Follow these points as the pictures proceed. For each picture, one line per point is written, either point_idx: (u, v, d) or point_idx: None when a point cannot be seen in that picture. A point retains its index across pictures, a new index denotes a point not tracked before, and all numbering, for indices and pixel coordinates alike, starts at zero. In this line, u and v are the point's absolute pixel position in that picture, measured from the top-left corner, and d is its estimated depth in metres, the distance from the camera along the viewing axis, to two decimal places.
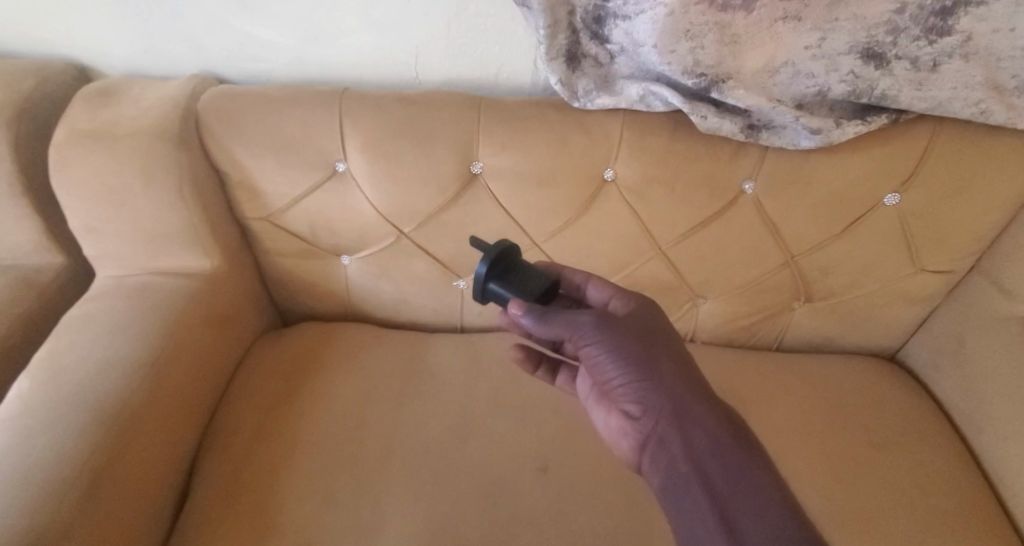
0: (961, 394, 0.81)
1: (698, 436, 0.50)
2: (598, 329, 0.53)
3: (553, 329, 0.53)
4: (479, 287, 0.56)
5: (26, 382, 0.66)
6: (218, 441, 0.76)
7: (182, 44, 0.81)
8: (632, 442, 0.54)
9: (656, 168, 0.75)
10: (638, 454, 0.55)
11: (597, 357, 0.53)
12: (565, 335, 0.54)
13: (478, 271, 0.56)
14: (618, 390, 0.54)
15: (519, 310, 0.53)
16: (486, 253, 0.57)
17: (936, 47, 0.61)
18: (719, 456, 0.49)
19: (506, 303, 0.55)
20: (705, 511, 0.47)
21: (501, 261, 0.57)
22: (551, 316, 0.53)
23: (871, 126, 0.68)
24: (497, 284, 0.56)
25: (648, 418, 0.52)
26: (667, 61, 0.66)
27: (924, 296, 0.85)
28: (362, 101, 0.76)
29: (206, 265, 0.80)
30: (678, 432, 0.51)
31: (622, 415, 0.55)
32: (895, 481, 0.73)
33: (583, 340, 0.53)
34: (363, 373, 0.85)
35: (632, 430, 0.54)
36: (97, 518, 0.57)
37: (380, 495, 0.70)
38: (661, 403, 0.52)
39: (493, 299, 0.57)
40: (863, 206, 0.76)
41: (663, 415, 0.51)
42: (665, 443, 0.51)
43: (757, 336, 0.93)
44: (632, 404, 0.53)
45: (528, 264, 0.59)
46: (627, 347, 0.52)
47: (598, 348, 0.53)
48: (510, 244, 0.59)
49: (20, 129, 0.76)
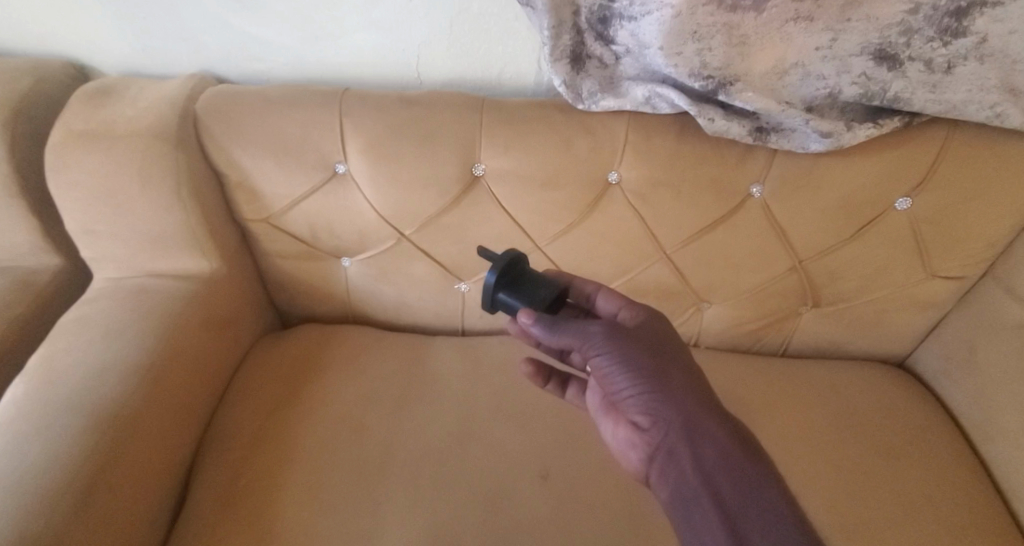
0: (972, 402, 0.80)
1: (708, 450, 0.49)
2: (609, 338, 0.52)
3: (562, 339, 0.52)
4: (488, 297, 0.55)
5: (22, 385, 0.65)
6: (216, 446, 0.74)
7: (181, 43, 0.80)
8: (641, 454, 0.53)
9: (662, 171, 0.74)
10: (647, 466, 0.53)
11: (607, 368, 0.52)
12: (574, 345, 0.52)
13: (487, 280, 0.54)
14: (627, 402, 0.52)
15: (529, 319, 0.52)
16: (494, 263, 0.55)
17: (951, 48, 0.60)
18: (729, 470, 0.48)
19: (515, 312, 0.54)
20: (715, 525, 0.45)
21: (510, 271, 0.56)
22: (561, 325, 0.52)
23: (882, 129, 0.67)
24: (506, 294, 0.55)
25: (657, 430, 0.51)
26: (674, 63, 0.64)
27: (934, 302, 0.84)
28: (362, 102, 0.75)
29: (204, 267, 0.79)
30: (688, 445, 0.49)
31: (630, 427, 0.54)
32: (906, 492, 0.72)
33: (592, 350, 0.52)
34: (363, 377, 0.84)
35: (640, 442, 0.53)
36: (93, 524, 0.56)
37: (380, 502, 0.69)
38: (672, 415, 0.50)
39: (502, 308, 0.56)
40: (873, 210, 0.75)
41: (673, 427, 0.50)
42: (675, 456, 0.50)
43: (763, 341, 0.92)
44: (642, 416, 0.52)
45: (537, 274, 0.58)
46: (638, 358, 0.51)
47: (608, 359, 0.51)
48: (519, 253, 0.58)
49: (16, 129, 0.75)
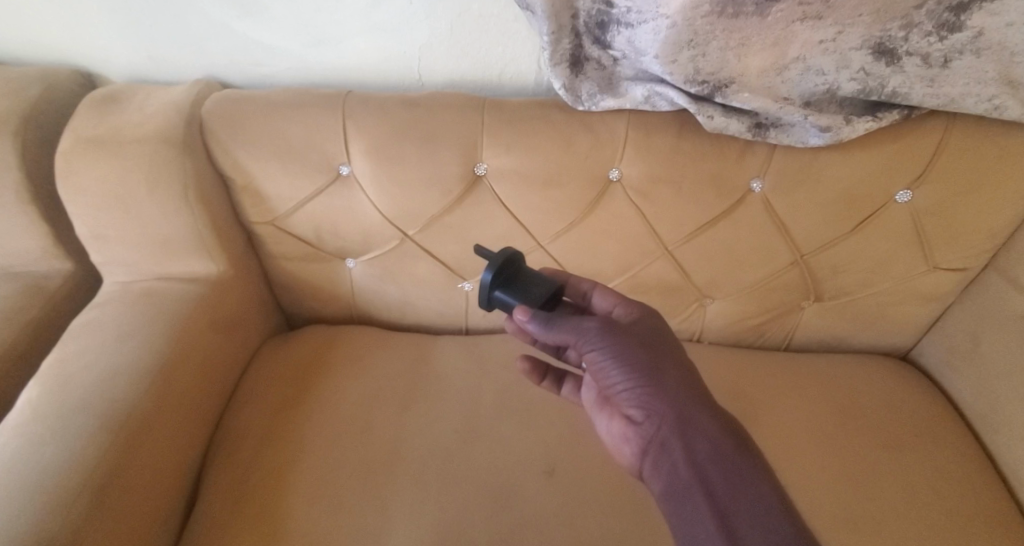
0: (977, 394, 0.80)
1: (700, 442, 0.50)
2: (604, 334, 0.53)
3: (558, 334, 0.53)
4: (485, 295, 0.55)
5: (34, 390, 0.66)
6: (225, 446, 0.75)
7: (186, 49, 0.82)
8: (634, 448, 0.54)
9: (662, 168, 0.75)
10: (640, 460, 0.54)
11: (602, 362, 0.52)
12: (570, 340, 0.53)
13: (484, 279, 0.54)
14: (622, 396, 0.53)
15: (525, 315, 0.52)
16: (491, 261, 0.56)
17: (948, 42, 0.60)
18: (720, 462, 0.49)
19: (512, 309, 0.55)
20: (706, 516, 0.46)
21: (505, 269, 0.56)
22: (556, 322, 0.53)
23: (881, 122, 0.67)
24: (503, 292, 0.55)
25: (650, 423, 0.52)
26: (670, 71, 0.65)
27: (937, 294, 0.84)
28: (365, 104, 0.76)
29: (212, 270, 0.80)
30: (681, 438, 0.50)
31: (624, 421, 0.55)
32: (910, 483, 0.72)
33: (588, 345, 0.53)
34: (369, 376, 0.85)
35: (634, 435, 0.54)
36: (107, 524, 0.57)
37: (388, 500, 0.69)
38: (664, 409, 0.51)
39: (498, 306, 0.56)
40: (873, 204, 0.75)
41: (666, 421, 0.51)
42: (668, 449, 0.50)
43: (766, 336, 0.92)
44: (635, 410, 0.52)
45: (532, 271, 0.58)
46: (632, 353, 0.52)
47: (604, 354, 0.52)
48: (515, 251, 0.58)
49: (26, 136, 0.76)
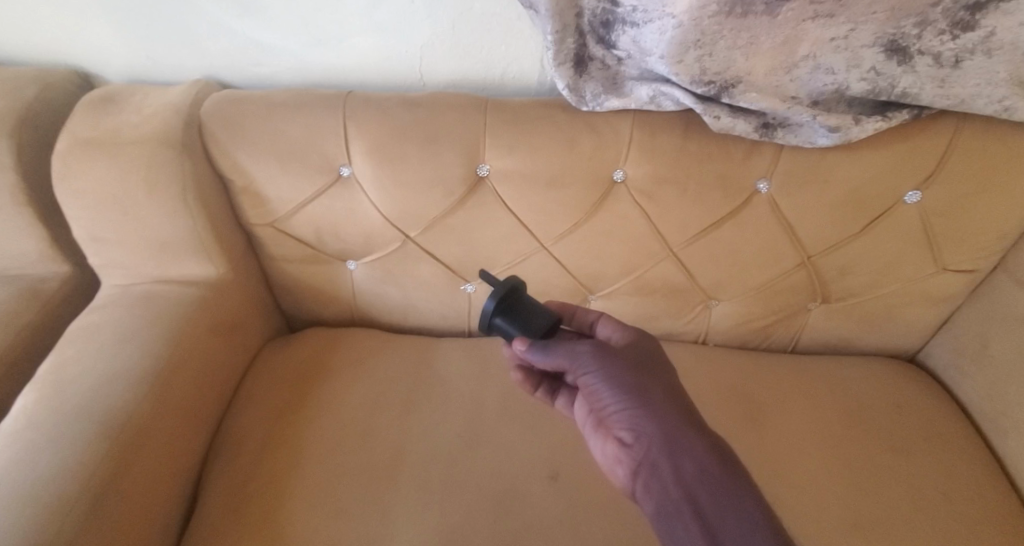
0: (986, 397, 0.79)
1: (689, 464, 0.49)
2: (597, 358, 0.54)
3: (554, 359, 0.54)
4: (485, 323, 0.54)
5: (30, 395, 0.65)
6: (226, 451, 0.74)
7: (185, 49, 0.81)
8: (626, 469, 0.53)
9: (666, 169, 0.74)
10: (632, 482, 0.53)
11: (595, 385, 0.53)
12: (565, 365, 0.54)
13: (485, 307, 0.54)
14: (613, 418, 0.53)
15: (524, 345, 0.53)
16: (494, 289, 0.55)
17: (960, 42, 0.59)
18: (710, 484, 0.48)
19: (512, 339, 0.54)
20: (695, 536, 0.45)
21: (508, 298, 0.55)
22: (553, 347, 0.54)
23: (891, 122, 0.66)
24: (504, 321, 0.54)
25: (640, 444, 0.51)
26: (676, 71, 0.64)
27: (945, 295, 0.83)
28: (366, 105, 0.75)
29: (211, 272, 0.79)
30: (670, 459, 0.50)
31: (616, 443, 0.54)
32: (919, 488, 0.71)
33: (583, 369, 0.54)
34: (371, 380, 0.84)
35: (625, 457, 0.53)
36: (106, 531, 0.56)
37: (389, 505, 0.68)
38: (654, 430, 0.51)
39: (499, 334, 0.55)
40: (881, 204, 0.74)
41: (655, 442, 0.50)
42: (658, 470, 0.50)
43: (772, 337, 0.91)
44: (627, 432, 0.52)
45: (535, 301, 0.57)
46: (624, 377, 0.53)
47: (596, 377, 0.53)
48: (519, 280, 0.57)
49: (22, 138, 0.75)
